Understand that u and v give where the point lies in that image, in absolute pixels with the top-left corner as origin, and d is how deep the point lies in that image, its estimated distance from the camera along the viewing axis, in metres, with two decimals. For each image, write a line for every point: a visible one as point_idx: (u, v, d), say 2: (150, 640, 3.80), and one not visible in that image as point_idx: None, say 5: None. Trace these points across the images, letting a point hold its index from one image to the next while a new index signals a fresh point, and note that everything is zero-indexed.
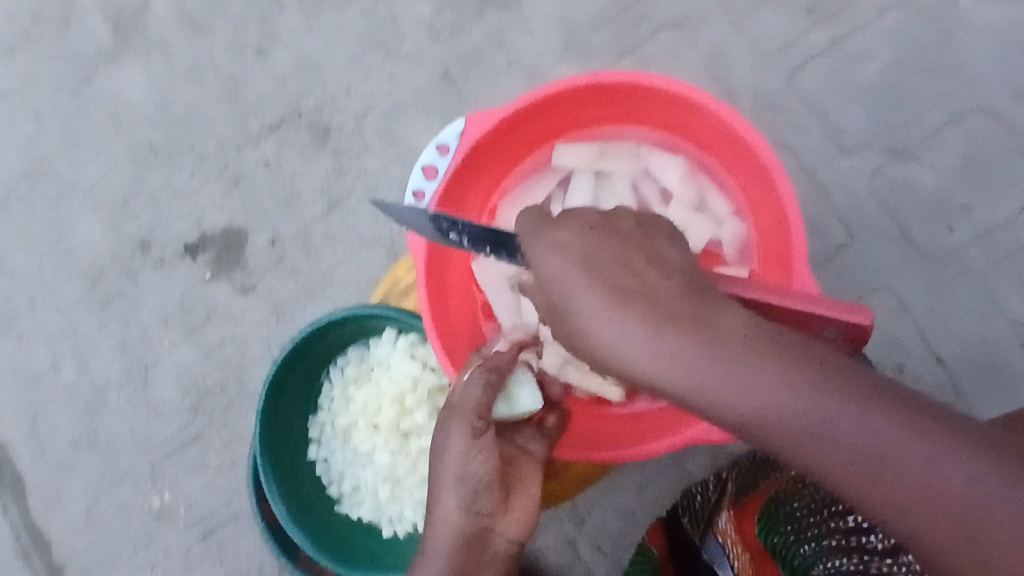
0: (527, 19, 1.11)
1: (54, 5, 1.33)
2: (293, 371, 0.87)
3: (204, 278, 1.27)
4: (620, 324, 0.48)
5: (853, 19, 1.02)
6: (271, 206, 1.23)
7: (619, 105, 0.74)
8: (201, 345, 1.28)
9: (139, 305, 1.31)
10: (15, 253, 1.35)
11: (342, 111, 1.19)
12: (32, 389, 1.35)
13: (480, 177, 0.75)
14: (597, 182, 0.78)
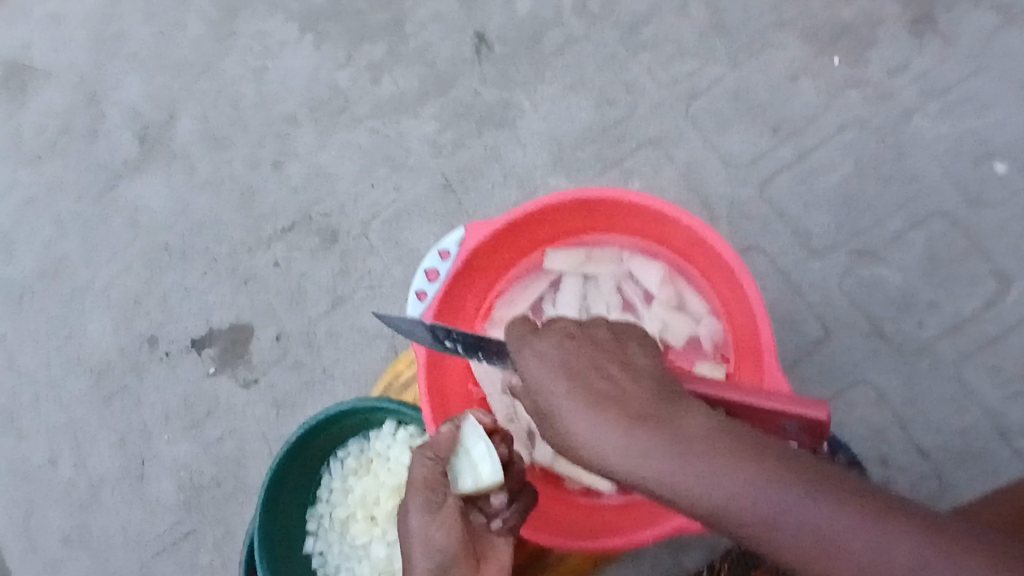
0: (521, 135, 1.21)
1: (85, 121, 1.44)
2: (295, 462, 0.89)
3: (209, 375, 1.31)
4: (593, 423, 0.52)
5: (816, 135, 1.13)
6: (278, 305, 1.29)
7: (602, 217, 0.81)
8: (200, 440, 1.30)
9: (142, 402, 1.34)
10: (25, 350, 1.40)
11: (348, 218, 1.27)
12: (26, 485, 1.35)
13: (475, 281, 0.81)
14: (585, 286, 0.86)
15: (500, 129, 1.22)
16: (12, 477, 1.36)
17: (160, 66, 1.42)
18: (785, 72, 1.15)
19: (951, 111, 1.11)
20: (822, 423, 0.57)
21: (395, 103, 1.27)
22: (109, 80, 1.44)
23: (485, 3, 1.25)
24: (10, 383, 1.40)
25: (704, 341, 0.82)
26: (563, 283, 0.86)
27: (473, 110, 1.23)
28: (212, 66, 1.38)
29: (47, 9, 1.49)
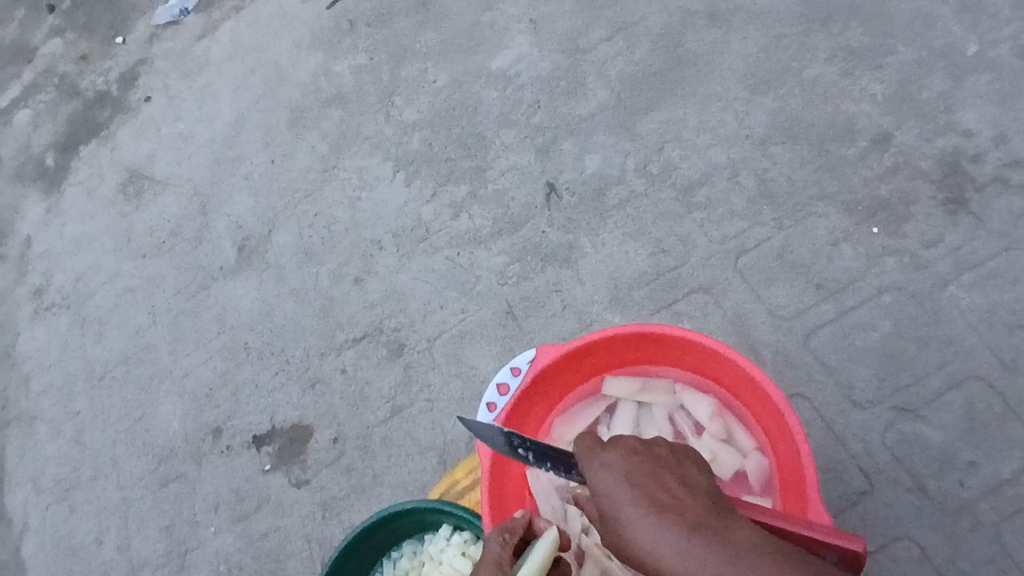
0: (581, 274, 1.34)
1: (191, 226, 1.61)
2: (352, 557, 0.94)
3: (264, 469, 1.38)
4: (655, 528, 0.58)
5: (857, 295, 1.22)
6: (341, 408, 1.38)
7: (659, 350, 0.90)
8: (245, 533, 1.35)
9: (197, 489, 1.41)
10: (96, 427, 1.50)
11: (417, 334, 1.39)
12: (71, 560, 1.42)
13: (541, 397, 0.89)
14: (638, 412, 0.93)
15: (562, 267, 1.35)
16: (61, 550, 1.43)
17: (269, 186, 1.59)
18: (827, 238, 1.26)
19: (984, 282, 1.19)
20: (859, 555, 0.62)
21: (471, 237, 1.43)
22: (220, 195, 1.61)
23: (559, 159, 1.43)
24: (76, 458, 1.49)
25: (751, 476, 0.86)
26: (618, 408, 0.93)
27: (541, 248, 1.38)
28: (314, 191, 1.56)
29: (175, 128, 1.70)
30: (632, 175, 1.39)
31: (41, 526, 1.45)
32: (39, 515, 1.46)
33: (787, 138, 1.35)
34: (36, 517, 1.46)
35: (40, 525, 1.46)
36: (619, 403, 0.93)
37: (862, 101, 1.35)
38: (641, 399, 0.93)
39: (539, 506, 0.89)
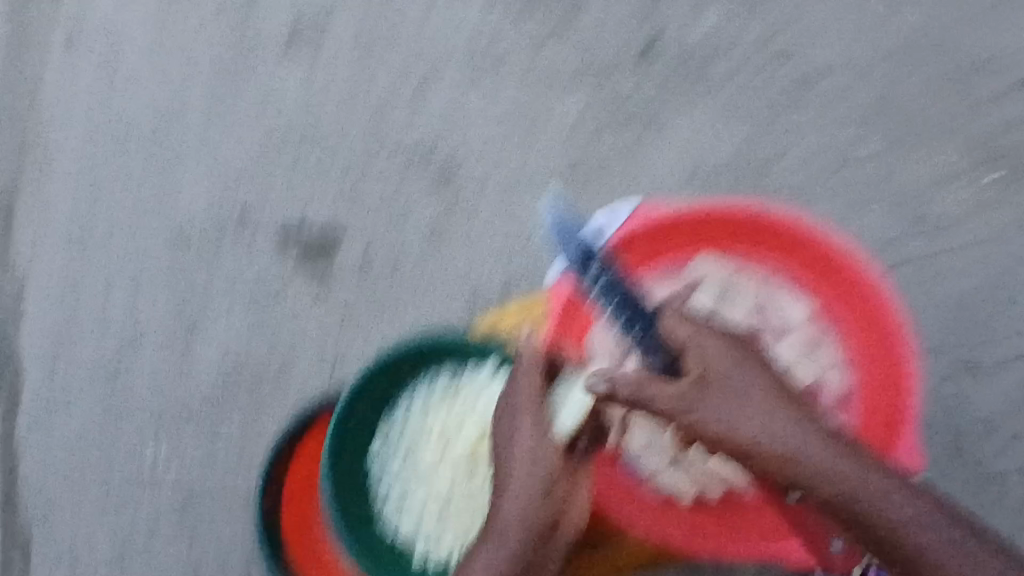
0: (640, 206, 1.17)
1: (179, 62, 1.31)
2: (380, 391, 0.95)
3: (255, 412, 1.20)
4: (749, 386, 0.78)
5: (933, 273, 1.17)
6: (344, 329, 1.21)
7: (761, 252, 0.94)
8: (213, 464, 1.20)
9: (174, 432, 1.21)
10: (39, 306, 1.26)
11: (442, 267, 1.20)
12: (6, 482, 1.22)
13: (630, 259, 0.92)
14: (717, 294, 0.95)
15: (617, 205, 1.17)
16: None
17: (279, 24, 1.29)
18: (903, 222, 1.18)
19: None
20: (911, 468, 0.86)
21: (513, 131, 1.22)
22: (215, 26, 1.30)
23: (646, 62, 1.22)
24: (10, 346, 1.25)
25: (832, 392, 0.92)
26: (699, 287, 0.95)
27: (597, 169, 1.21)
28: (334, 43, 1.28)
29: None
30: (703, 115, 1.20)
31: None
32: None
33: (894, 104, 1.21)
34: None
35: None
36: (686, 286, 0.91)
37: (997, 78, 1.21)
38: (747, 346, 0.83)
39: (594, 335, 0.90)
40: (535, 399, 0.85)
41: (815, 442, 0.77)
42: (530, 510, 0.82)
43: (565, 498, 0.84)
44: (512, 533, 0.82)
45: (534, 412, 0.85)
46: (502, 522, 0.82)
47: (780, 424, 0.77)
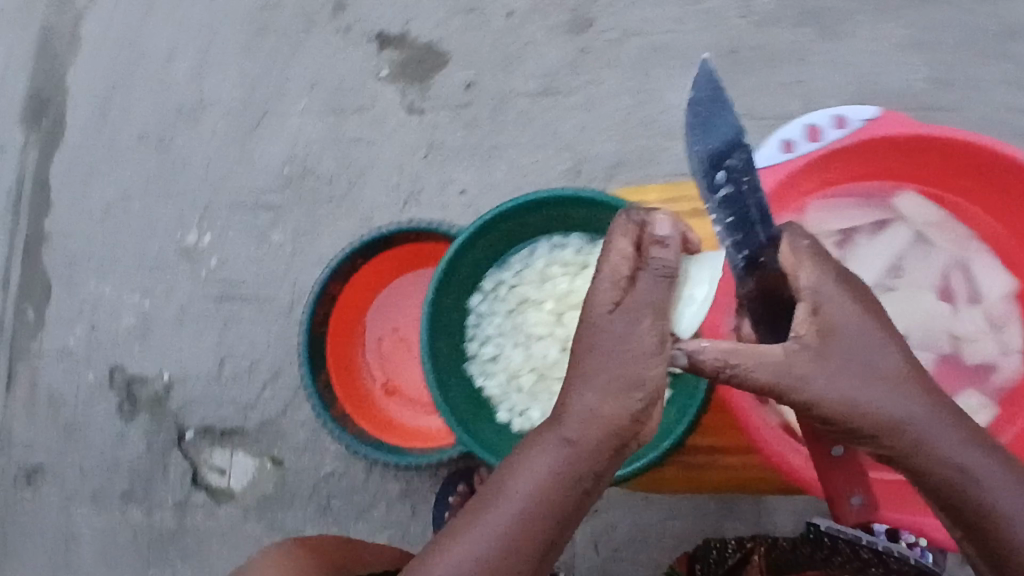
0: (792, 109, 1.01)
1: None
2: (506, 231, 0.74)
3: (312, 224, 1.14)
4: (858, 326, 0.53)
5: None
6: (430, 156, 1.10)
7: (1009, 189, 0.60)
8: (261, 251, 1.15)
9: (229, 227, 1.17)
10: (148, 26, 1.22)
11: (549, 120, 1.06)
12: (73, 192, 1.23)
13: (825, 169, 0.62)
14: (911, 243, 0.66)
15: (771, 99, 1.01)
16: (66, 171, 1.23)
17: None
18: None
19: None
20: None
21: None
22: None
23: None
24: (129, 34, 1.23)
25: (1002, 384, 0.63)
26: (891, 227, 0.66)
27: (763, 49, 1.02)
28: None
29: None
30: (900, 20, 1.01)
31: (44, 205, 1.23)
32: (45, 196, 1.24)
33: None
34: (36, 196, 1.24)
35: (37, 205, 1.24)
36: (897, 227, 0.66)
37: None
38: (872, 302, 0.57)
39: None
40: (653, 335, 0.53)
41: (957, 438, 0.52)
42: (550, 497, 0.54)
43: (601, 480, 0.55)
44: (522, 521, 0.54)
45: (640, 337, 0.53)
46: (499, 508, 0.55)
47: (917, 408, 0.53)
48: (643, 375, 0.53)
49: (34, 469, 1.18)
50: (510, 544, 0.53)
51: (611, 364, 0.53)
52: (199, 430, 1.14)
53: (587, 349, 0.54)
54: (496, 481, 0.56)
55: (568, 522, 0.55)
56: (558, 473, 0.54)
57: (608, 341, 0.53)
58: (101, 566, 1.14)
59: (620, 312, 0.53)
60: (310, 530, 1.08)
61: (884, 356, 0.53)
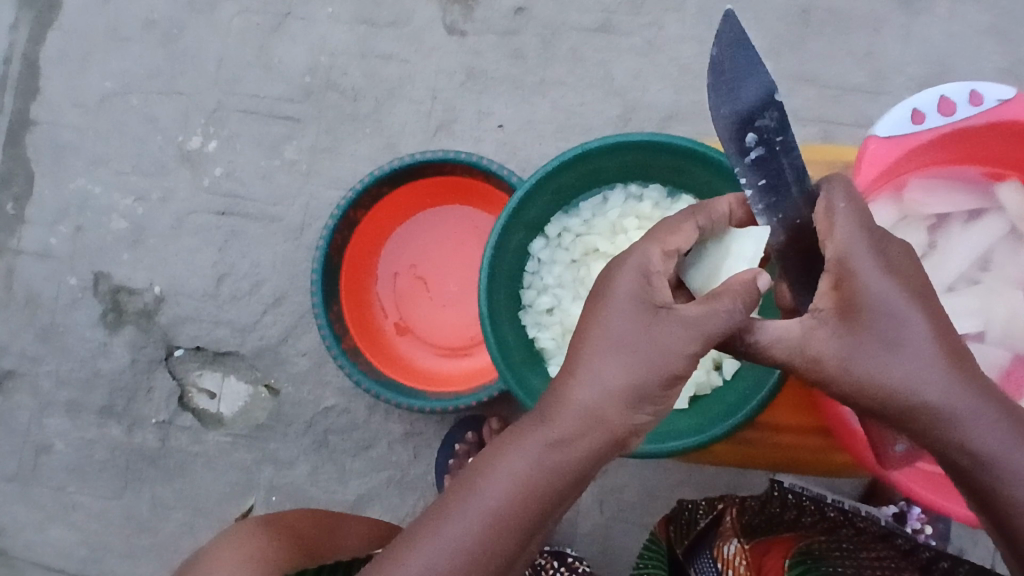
0: (854, 81, 0.97)
1: None
2: (582, 176, 0.71)
3: (333, 142, 1.06)
4: (892, 292, 0.44)
5: None
6: (468, 82, 1.03)
7: None
8: (274, 162, 1.07)
9: (239, 136, 1.09)
10: None
11: (600, 61, 1.01)
12: (71, 79, 1.14)
13: (938, 149, 0.60)
14: (1008, 239, 0.63)
15: (835, 70, 0.98)
16: (66, 55, 1.15)
17: None
18: None
19: None
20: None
21: None
22: None
23: None
24: None
25: None
26: (989, 219, 0.63)
27: (831, 15, 0.98)
28: None
29: None
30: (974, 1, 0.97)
31: (32, 90, 1.15)
32: (34, 81, 1.15)
33: None
34: (24, 81, 1.15)
35: (24, 90, 1.15)
36: (995, 219, 0.63)
37: None
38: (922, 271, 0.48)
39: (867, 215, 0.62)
40: (684, 353, 0.44)
41: (998, 430, 0.43)
42: (523, 508, 0.45)
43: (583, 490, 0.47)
44: (488, 533, 0.45)
45: (667, 349, 0.44)
46: (466, 514, 0.45)
47: (954, 393, 0.43)
48: (658, 389, 0.45)
49: (5, 373, 1.10)
50: (471, 558, 0.44)
51: (627, 375, 0.45)
52: (190, 349, 1.06)
53: (604, 347, 0.46)
54: (466, 482, 0.47)
55: (537, 538, 0.47)
56: (537, 483, 0.45)
57: (629, 342, 0.45)
58: (73, 481, 1.07)
59: (664, 319, 0.45)
60: (303, 463, 1.03)
61: (915, 328, 0.44)
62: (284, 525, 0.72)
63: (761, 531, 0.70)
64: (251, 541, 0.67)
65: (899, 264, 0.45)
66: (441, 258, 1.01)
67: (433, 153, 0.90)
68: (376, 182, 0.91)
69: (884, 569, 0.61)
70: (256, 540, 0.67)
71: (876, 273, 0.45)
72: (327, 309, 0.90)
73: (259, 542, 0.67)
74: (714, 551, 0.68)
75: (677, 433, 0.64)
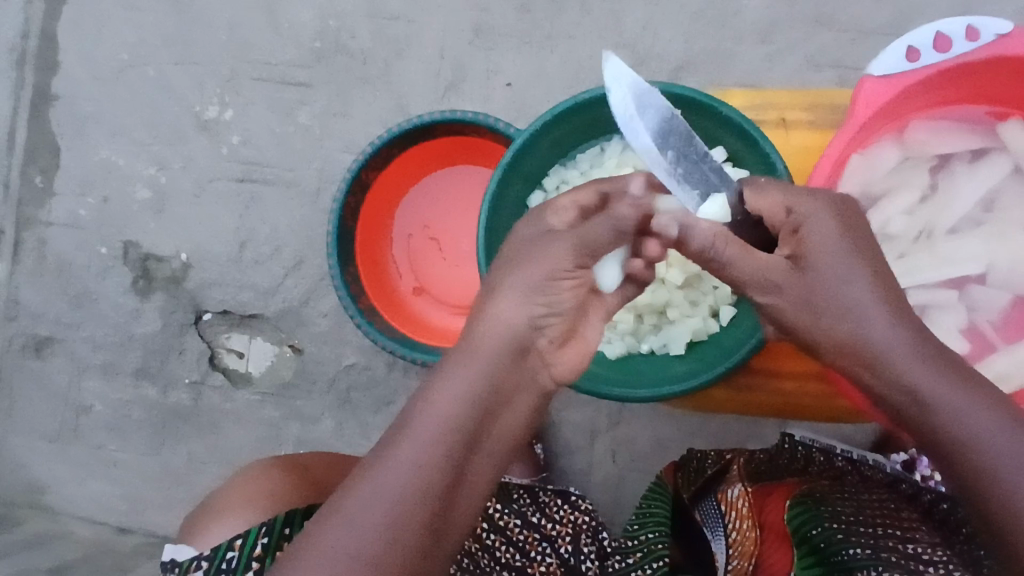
0: (871, 21, 0.95)
1: None
2: (577, 124, 0.72)
3: (344, 106, 1.07)
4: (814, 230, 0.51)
5: None
6: (476, 40, 1.04)
7: None
8: (287, 127, 1.09)
9: (252, 103, 1.11)
10: None
11: (608, 12, 1.00)
12: (90, 53, 1.18)
13: (940, 86, 0.59)
14: (1012, 179, 0.62)
15: (852, 12, 0.95)
16: (85, 29, 1.18)
17: None
18: None
19: None
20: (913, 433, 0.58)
21: None
22: None
23: None
24: None
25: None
26: (991, 159, 0.62)
27: None
28: None
29: None
30: None
31: (53, 66, 1.19)
32: (55, 56, 1.19)
33: None
34: (44, 56, 1.19)
35: (44, 65, 1.19)
36: (999, 158, 0.62)
37: None
38: (802, 221, 0.51)
39: (866, 158, 0.61)
40: (569, 253, 0.52)
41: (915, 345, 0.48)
42: (460, 415, 0.48)
43: (508, 396, 0.50)
44: (430, 457, 0.47)
45: (556, 254, 0.52)
46: (409, 435, 0.47)
47: (870, 320, 0.48)
48: (550, 282, 0.51)
49: (43, 339, 1.17)
50: (417, 473, 0.46)
51: (527, 280, 0.51)
52: (218, 312, 1.11)
53: (507, 266, 0.53)
54: (398, 416, 0.49)
55: (480, 449, 0.49)
56: (461, 390, 0.49)
57: (524, 256, 0.52)
58: (114, 438, 1.14)
59: (554, 236, 0.52)
60: (328, 419, 1.07)
61: (855, 284, 0.49)
62: (293, 468, 0.75)
63: (766, 476, 0.73)
64: (258, 482, 0.73)
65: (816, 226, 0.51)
66: (454, 218, 1.03)
67: (440, 113, 0.91)
68: (386, 143, 0.92)
69: (884, 508, 0.64)
70: (259, 486, 0.72)
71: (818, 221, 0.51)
72: (343, 271, 0.93)
73: (268, 484, 0.72)
74: (716, 495, 0.72)
75: (675, 378, 0.65)
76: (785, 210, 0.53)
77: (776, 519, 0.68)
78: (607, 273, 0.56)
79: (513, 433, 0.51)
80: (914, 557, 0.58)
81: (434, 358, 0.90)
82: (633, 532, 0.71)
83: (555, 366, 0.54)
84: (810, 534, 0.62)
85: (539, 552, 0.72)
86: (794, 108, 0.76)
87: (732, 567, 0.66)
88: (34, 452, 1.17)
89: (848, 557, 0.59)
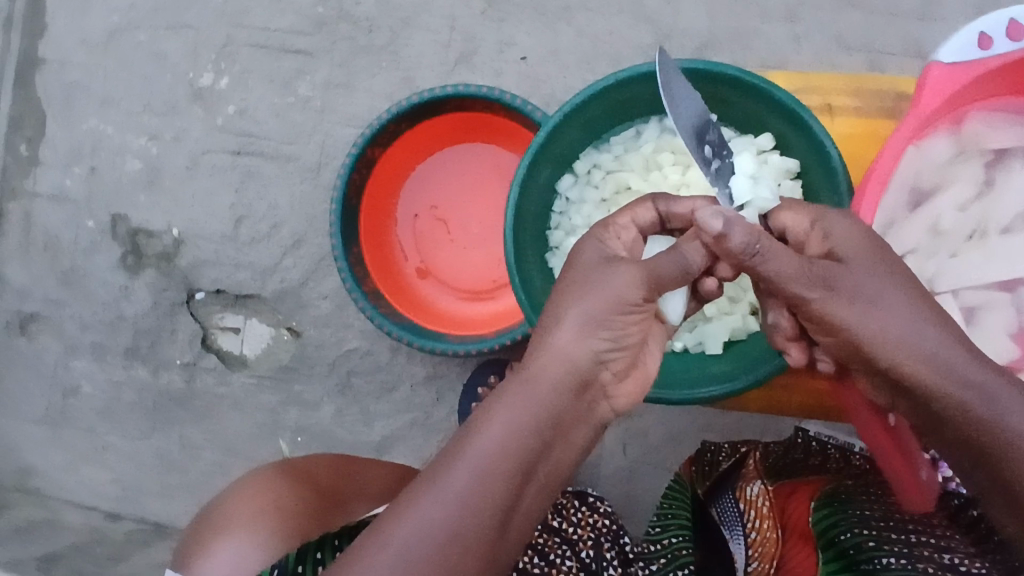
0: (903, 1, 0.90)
1: None
2: (613, 103, 0.67)
3: (347, 77, 1.02)
4: (846, 237, 0.47)
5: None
6: (487, 9, 0.98)
7: None
8: (285, 99, 1.03)
9: (248, 72, 1.04)
10: None
11: None
12: (76, 15, 1.10)
13: (1009, 76, 0.55)
14: None
15: None
16: None
17: None
18: None
19: None
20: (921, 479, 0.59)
21: None
22: None
23: None
24: None
25: None
26: None
27: None
28: None
29: None
30: None
31: (38, 29, 1.12)
32: (39, 18, 1.11)
33: None
34: (29, 20, 1.12)
35: (28, 28, 1.12)
36: None
37: None
38: (826, 226, 0.48)
39: (924, 150, 0.58)
40: (637, 285, 0.47)
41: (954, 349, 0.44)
42: (509, 458, 0.45)
43: (564, 434, 0.47)
44: (474, 501, 0.44)
45: (620, 286, 0.47)
46: (455, 470, 0.45)
47: (914, 322, 0.45)
48: (615, 316, 0.47)
49: (29, 316, 1.11)
50: (464, 514, 0.44)
51: (590, 311, 0.47)
52: (212, 291, 1.06)
53: (568, 290, 0.49)
54: (444, 448, 0.47)
55: (530, 490, 0.46)
56: (514, 429, 0.45)
57: (585, 285, 0.48)
58: (103, 422, 1.10)
59: (618, 265, 0.49)
60: (328, 405, 1.03)
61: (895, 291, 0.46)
62: (303, 474, 0.72)
63: (790, 471, 0.70)
64: (261, 490, 0.69)
65: (841, 231, 0.48)
66: (463, 199, 0.98)
67: (454, 88, 0.85)
68: (394, 118, 0.87)
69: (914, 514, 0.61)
70: (262, 495, 0.68)
71: (848, 228, 0.48)
72: (347, 253, 0.88)
73: (271, 492, 0.68)
74: (734, 492, 0.69)
75: (710, 378, 0.63)
76: (806, 222, 0.50)
77: (801, 518, 0.66)
78: (671, 306, 0.52)
79: (565, 472, 0.48)
80: (951, 568, 0.55)
81: (445, 346, 0.86)
82: (656, 536, 0.69)
83: (616, 398, 0.50)
84: (839, 539, 0.59)
85: (559, 554, 0.69)
86: (842, 93, 0.73)
87: (753, 570, 0.64)
88: (21, 434, 1.12)
89: (879, 566, 0.56)
